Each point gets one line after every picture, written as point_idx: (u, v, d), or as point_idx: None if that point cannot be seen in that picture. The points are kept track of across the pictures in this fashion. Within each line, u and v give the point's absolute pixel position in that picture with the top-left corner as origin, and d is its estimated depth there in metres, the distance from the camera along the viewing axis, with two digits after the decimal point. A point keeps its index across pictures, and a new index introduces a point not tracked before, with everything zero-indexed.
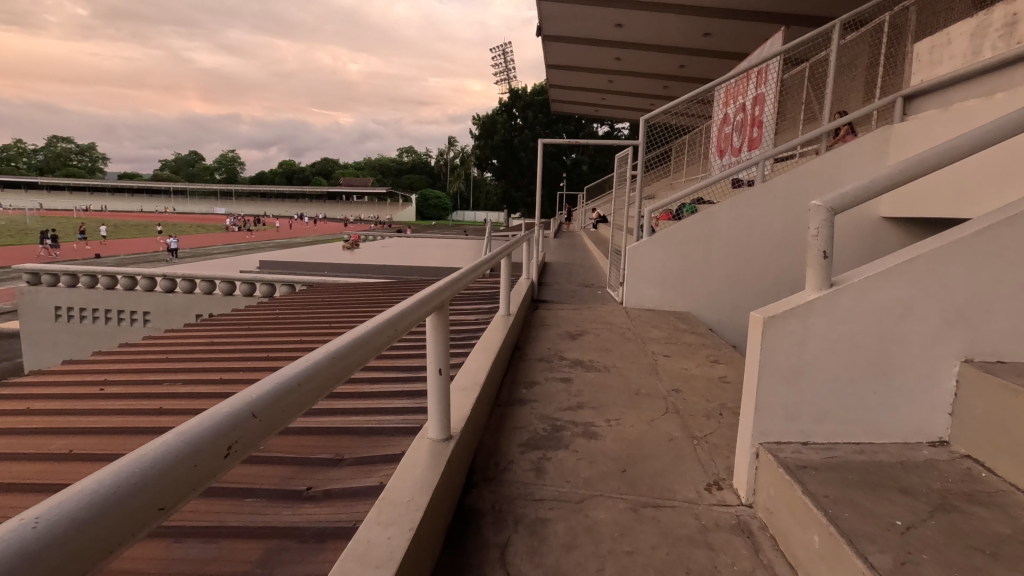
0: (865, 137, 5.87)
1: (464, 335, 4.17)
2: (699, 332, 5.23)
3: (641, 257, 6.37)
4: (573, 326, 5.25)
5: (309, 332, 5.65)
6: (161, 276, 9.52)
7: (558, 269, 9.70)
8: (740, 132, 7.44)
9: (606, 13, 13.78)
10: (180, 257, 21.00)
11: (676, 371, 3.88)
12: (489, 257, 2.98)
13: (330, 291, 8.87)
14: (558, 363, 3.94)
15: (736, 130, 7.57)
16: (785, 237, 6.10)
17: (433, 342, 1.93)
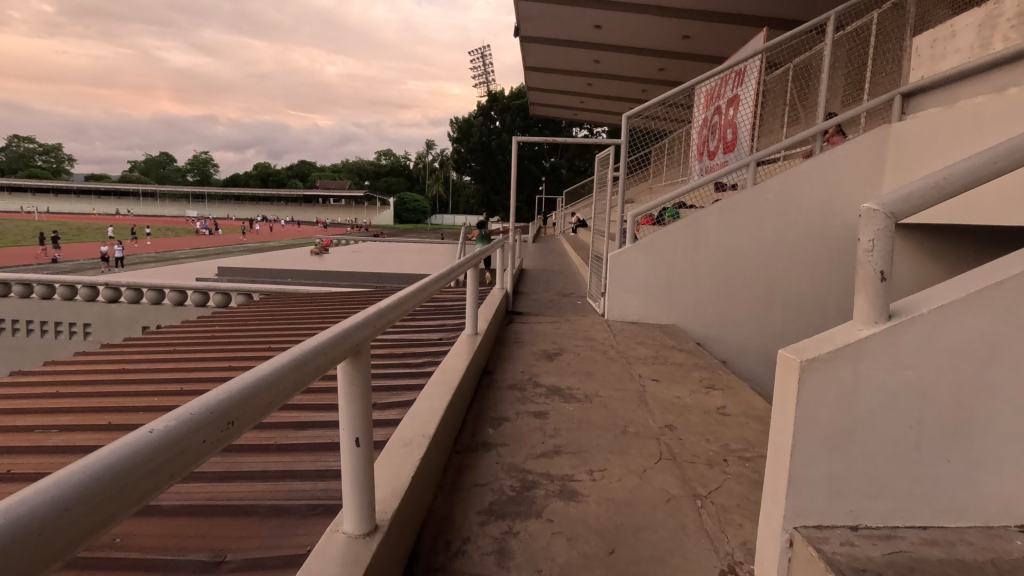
0: (864, 137, 5.45)
1: (423, 360, 3.60)
2: (689, 349, 4.74)
3: (623, 266, 5.88)
4: (550, 343, 4.71)
5: (256, 355, 5.02)
6: (104, 285, 8.72)
7: (537, 276, 9.18)
8: (716, 134, 7.00)
9: (584, 15, 13.42)
10: (138, 263, 19.98)
11: (666, 399, 3.38)
12: (443, 272, 2.42)
13: (288, 302, 8.17)
14: (532, 392, 3.40)
15: (711, 133, 7.14)
16: (778, 244, 5.65)
17: (347, 402, 1.37)
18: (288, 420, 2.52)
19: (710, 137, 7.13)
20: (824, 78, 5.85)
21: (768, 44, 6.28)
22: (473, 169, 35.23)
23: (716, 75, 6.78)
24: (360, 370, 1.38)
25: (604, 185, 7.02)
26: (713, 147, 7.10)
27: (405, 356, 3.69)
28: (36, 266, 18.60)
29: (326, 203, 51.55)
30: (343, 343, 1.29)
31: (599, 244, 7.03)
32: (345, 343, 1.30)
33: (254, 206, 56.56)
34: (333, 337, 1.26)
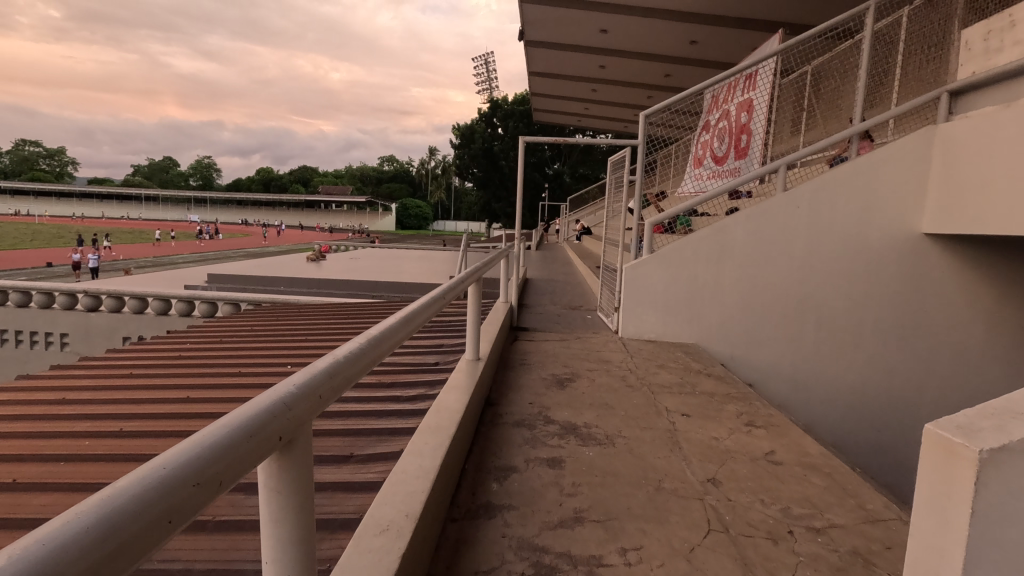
0: (906, 139, 4.94)
1: (414, 390, 3.10)
2: (718, 374, 4.20)
3: (639, 279, 5.37)
4: (561, 367, 4.18)
5: (232, 380, 4.53)
6: (83, 293, 8.21)
7: (541, 286, 8.65)
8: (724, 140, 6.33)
9: (591, 20, 13.00)
10: (129, 269, 19.49)
11: (704, 443, 2.84)
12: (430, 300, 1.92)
13: (277, 313, 7.68)
14: (542, 432, 2.89)
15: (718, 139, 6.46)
16: (811, 256, 5.14)
17: (270, 523, 0.84)
18: (240, 484, 2.04)
19: (715, 143, 6.45)
20: (863, 73, 5.36)
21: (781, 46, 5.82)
22: (476, 176, 34.78)
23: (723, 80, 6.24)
24: (294, 472, 0.86)
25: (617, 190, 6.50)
26: (720, 153, 6.35)
27: (392, 384, 3.19)
28: (28, 271, 18.15)
29: (327, 208, 51.07)
30: (263, 436, 0.76)
31: (611, 254, 6.52)
32: (267, 436, 0.77)
33: (254, 211, 56.27)
34: (243, 429, 0.73)
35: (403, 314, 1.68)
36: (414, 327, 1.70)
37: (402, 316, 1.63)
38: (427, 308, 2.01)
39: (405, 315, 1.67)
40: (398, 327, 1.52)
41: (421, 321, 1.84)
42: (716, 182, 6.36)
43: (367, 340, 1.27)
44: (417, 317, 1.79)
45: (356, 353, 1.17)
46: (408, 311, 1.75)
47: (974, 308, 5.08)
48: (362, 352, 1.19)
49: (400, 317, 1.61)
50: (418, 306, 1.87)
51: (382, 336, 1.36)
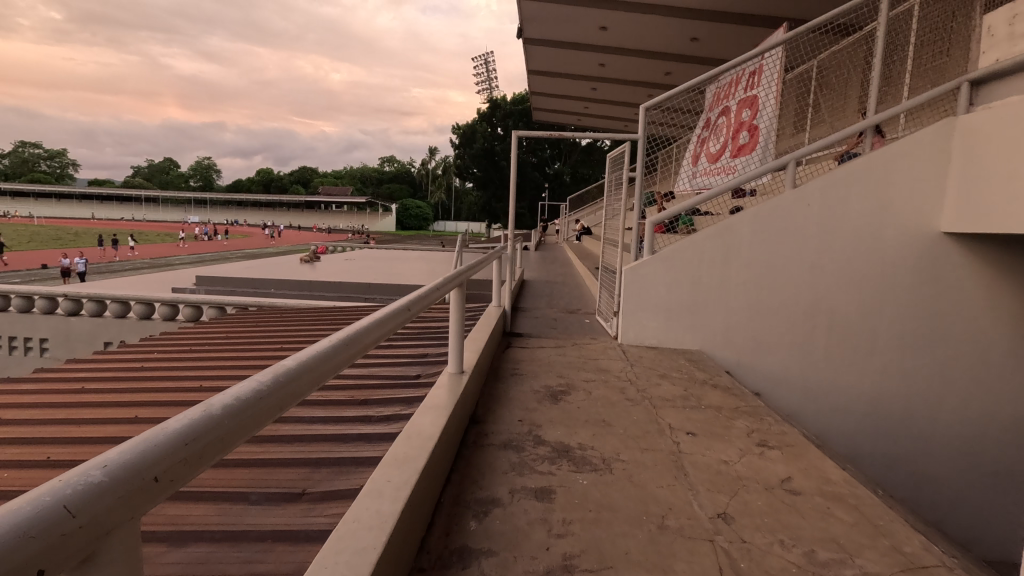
0: (923, 132, 4.63)
1: (390, 407, 2.80)
2: (724, 385, 3.89)
3: (640, 281, 5.07)
4: (555, 377, 3.87)
5: (202, 388, 4.22)
6: (62, 297, 7.91)
7: (538, 289, 8.34)
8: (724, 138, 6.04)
9: (589, 17, 12.71)
10: (124, 271, 19.31)
11: (712, 468, 2.54)
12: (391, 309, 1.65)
13: (264, 317, 7.39)
14: (530, 458, 2.58)
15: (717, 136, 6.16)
16: (822, 257, 4.84)
17: None
18: (166, 529, 1.73)
19: (713, 141, 6.17)
20: (877, 63, 5.07)
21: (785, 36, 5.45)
22: (475, 176, 34.50)
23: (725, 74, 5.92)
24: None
25: (616, 188, 6.20)
26: (715, 149, 6.11)
27: (365, 399, 2.87)
28: (22, 274, 17.94)
29: (326, 208, 50.78)
30: (29, 555, 0.46)
31: (610, 255, 6.21)
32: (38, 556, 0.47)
33: (254, 212, 56.19)
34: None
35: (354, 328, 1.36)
36: (367, 346, 1.39)
37: (349, 332, 1.31)
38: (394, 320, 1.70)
39: (354, 330, 1.35)
40: (340, 349, 1.21)
41: (381, 336, 1.52)
42: (717, 180, 6.02)
43: (281, 373, 0.96)
44: (375, 333, 1.47)
45: (255, 394, 0.86)
46: (360, 324, 1.43)
47: (996, 312, 4.76)
48: (266, 392, 0.88)
49: (347, 332, 1.29)
50: (379, 318, 1.56)
51: (308, 365, 1.05)
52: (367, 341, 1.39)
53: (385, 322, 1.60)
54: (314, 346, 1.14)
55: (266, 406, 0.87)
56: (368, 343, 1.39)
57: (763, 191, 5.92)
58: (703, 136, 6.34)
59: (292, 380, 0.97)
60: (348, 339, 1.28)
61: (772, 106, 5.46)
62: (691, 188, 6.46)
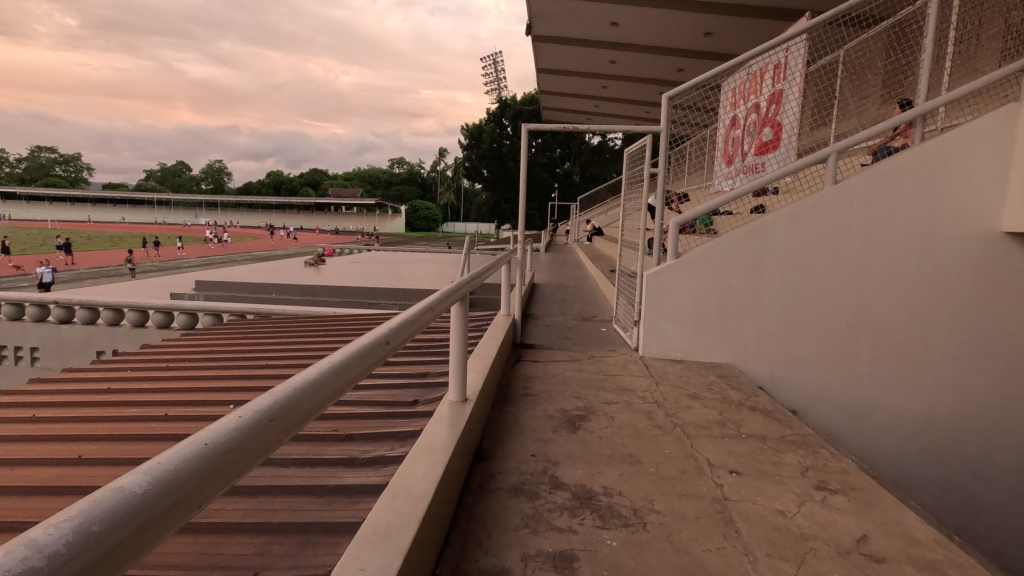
0: (983, 119, 4.14)
1: (376, 443, 2.38)
2: (763, 407, 3.43)
3: (662, 288, 4.62)
4: (572, 399, 3.43)
5: (177, 409, 3.82)
6: (54, 303, 7.61)
7: (549, 293, 7.92)
8: (752, 135, 5.58)
9: (599, 12, 12.27)
10: (132, 275, 19.23)
11: (766, 521, 2.09)
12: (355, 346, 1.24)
13: (260, 325, 7.03)
14: (548, 509, 2.14)
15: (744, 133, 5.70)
16: (866, 260, 4.36)
17: None
18: None
19: (744, 138, 5.70)
20: (927, 46, 4.60)
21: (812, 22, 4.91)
22: (484, 177, 34.12)
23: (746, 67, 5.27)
24: None
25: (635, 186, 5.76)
26: (746, 148, 5.67)
27: (349, 433, 2.45)
28: (31, 279, 17.97)
29: (335, 210, 50.65)
30: None
31: (628, 257, 5.76)
32: None
33: (264, 214, 56.29)
34: None
35: (279, 392, 0.92)
36: (305, 416, 0.96)
37: (274, 398, 0.89)
38: (365, 363, 1.25)
39: (286, 393, 0.93)
40: (251, 432, 0.79)
41: (335, 391, 1.09)
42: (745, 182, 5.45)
43: (149, 487, 0.60)
44: (322, 391, 1.03)
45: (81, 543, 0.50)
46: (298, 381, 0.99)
47: None
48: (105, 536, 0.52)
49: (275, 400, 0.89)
50: (332, 364, 1.11)
51: (199, 465, 0.67)
52: (305, 408, 0.95)
53: (346, 367, 1.15)
54: (206, 430, 0.74)
55: (111, 557, 0.53)
56: (306, 411, 0.95)
57: (788, 191, 5.39)
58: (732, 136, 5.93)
59: (161, 500, 0.60)
60: (267, 411, 0.85)
61: (795, 101, 5.05)
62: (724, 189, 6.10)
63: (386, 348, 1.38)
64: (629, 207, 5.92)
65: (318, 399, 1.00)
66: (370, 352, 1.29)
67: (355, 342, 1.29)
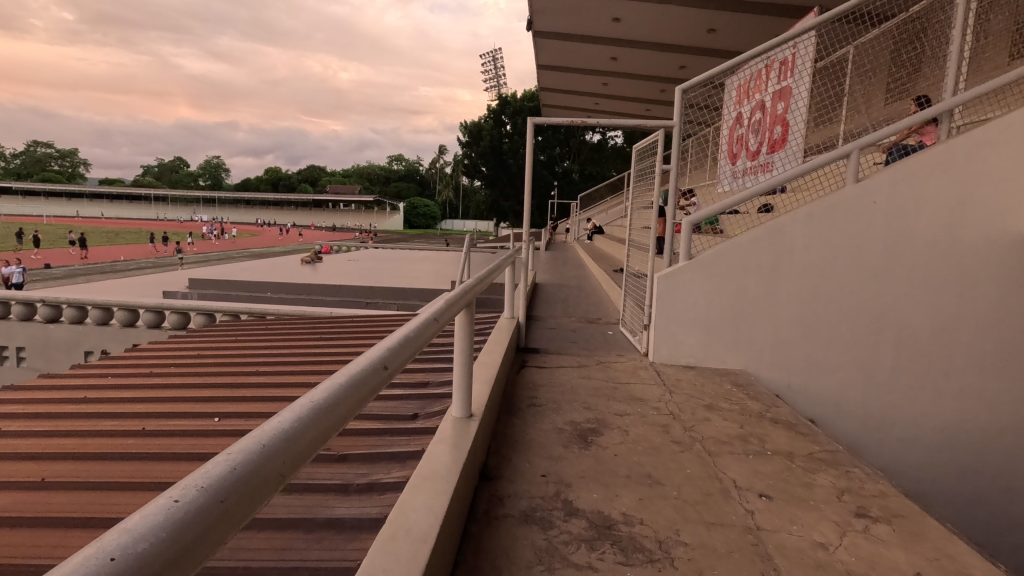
0: (1015, 114, 3.92)
1: (373, 464, 2.17)
2: (786, 420, 3.22)
3: (674, 291, 4.41)
4: (581, 411, 3.21)
5: (160, 421, 3.58)
6: (41, 302, 7.37)
7: (551, 294, 7.71)
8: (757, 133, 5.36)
9: (601, 8, 12.00)
10: (127, 271, 19.00)
11: (806, 556, 1.88)
12: (347, 375, 1.00)
13: (253, 326, 6.80)
14: (563, 540, 1.93)
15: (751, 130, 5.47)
16: (889, 262, 4.15)
17: None
18: None
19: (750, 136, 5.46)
20: (956, 36, 4.38)
21: (823, 16, 4.69)
22: (483, 174, 33.86)
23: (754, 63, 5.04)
24: None
25: (643, 183, 5.53)
26: (753, 146, 5.37)
27: (342, 453, 2.23)
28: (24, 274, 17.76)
29: (333, 207, 50.34)
30: None
31: (636, 258, 5.53)
32: None
33: (261, 210, 55.98)
34: None
35: (241, 451, 0.69)
36: (276, 481, 0.73)
37: (234, 460, 0.67)
38: (360, 395, 1.01)
39: (254, 451, 0.70)
40: (194, 521, 0.56)
41: (322, 438, 0.85)
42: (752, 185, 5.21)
43: None
44: (304, 443, 0.80)
45: None
46: (268, 432, 0.76)
47: None
48: None
49: (235, 465, 0.66)
50: (316, 403, 0.87)
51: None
52: (278, 469, 0.73)
53: (336, 405, 0.91)
54: (120, 529, 0.51)
55: None
56: (279, 473, 0.72)
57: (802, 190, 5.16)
58: (738, 133, 5.68)
59: None
60: (219, 488, 0.61)
61: (804, 98, 4.79)
62: (733, 188, 5.76)
63: (384, 373, 1.15)
64: (636, 206, 5.70)
65: (296, 457, 0.77)
66: (366, 382, 1.05)
67: (346, 369, 1.05)
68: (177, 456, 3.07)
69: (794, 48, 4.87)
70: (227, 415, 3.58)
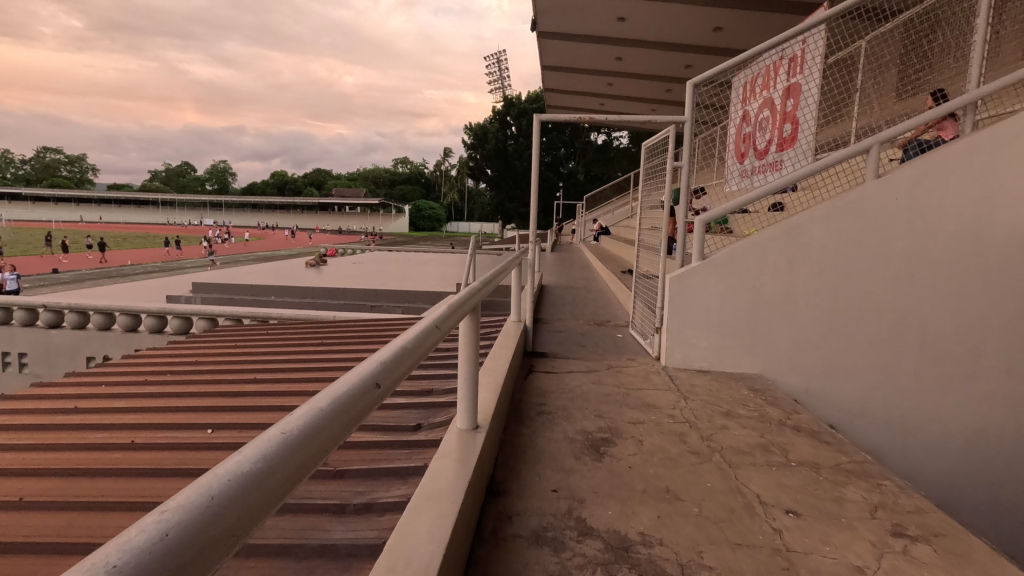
0: None
1: (373, 480, 2.03)
2: (808, 428, 3.06)
3: (687, 292, 4.25)
4: (592, 419, 3.06)
5: (155, 424, 3.46)
6: (42, 307, 7.30)
7: (558, 296, 7.56)
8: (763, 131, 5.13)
9: (606, 7, 11.85)
10: (134, 276, 19.02)
11: None
12: (325, 404, 0.86)
13: (255, 330, 6.69)
14: (578, 565, 1.78)
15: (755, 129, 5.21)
16: (912, 261, 3.97)
17: None
18: None
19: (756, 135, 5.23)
20: (981, 24, 4.20)
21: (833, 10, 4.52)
22: (489, 176, 33.76)
23: (762, 60, 4.87)
24: None
25: (652, 181, 5.37)
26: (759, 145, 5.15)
27: (339, 469, 2.09)
28: (31, 279, 17.81)
29: (338, 210, 50.43)
30: None
31: (646, 259, 5.36)
32: None
33: (267, 214, 56.16)
34: None
35: (177, 511, 0.57)
36: (222, 544, 0.61)
37: (169, 522, 0.55)
38: (338, 427, 0.88)
39: (192, 509, 0.58)
40: None
41: (283, 485, 0.73)
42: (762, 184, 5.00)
43: None
44: (261, 492, 0.68)
45: None
46: (214, 481, 0.64)
47: None
48: None
49: (166, 530, 0.54)
50: (281, 442, 0.75)
51: None
52: (223, 530, 0.61)
53: (300, 445, 0.78)
54: None
55: None
56: (224, 536, 0.61)
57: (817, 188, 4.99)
58: (742, 132, 5.45)
59: None
60: (139, 567, 0.49)
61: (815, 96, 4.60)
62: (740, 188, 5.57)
63: (376, 393, 1.00)
64: (645, 206, 5.53)
65: (246, 512, 0.65)
66: (347, 409, 0.92)
67: (324, 395, 0.91)
68: (171, 461, 2.94)
69: (803, 43, 4.70)
70: (225, 418, 3.45)
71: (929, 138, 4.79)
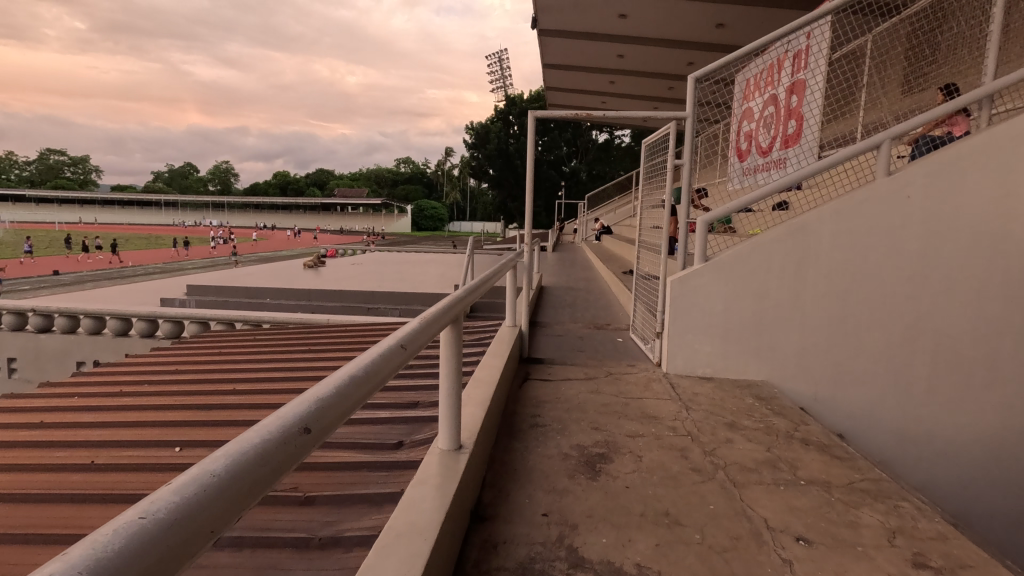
0: None
1: (344, 507, 1.88)
2: (818, 441, 2.88)
3: (689, 295, 4.07)
4: (589, 433, 2.89)
5: (130, 432, 3.33)
6: (32, 312, 7.18)
7: (557, 297, 7.40)
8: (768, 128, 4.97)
9: (606, 4, 11.66)
10: (134, 277, 18.99)
11: None
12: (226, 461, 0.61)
13: (248, 334, 6.54)
14: None
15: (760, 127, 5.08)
16: (926, 262, 3.79)
17: None
18: None
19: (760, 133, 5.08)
20: (997, 14, 4.00)
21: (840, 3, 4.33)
22: (490, 176, 33.59)
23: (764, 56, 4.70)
24: None
25: (653, 180, 5.20)
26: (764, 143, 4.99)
27: (309, 494, 1.95)
28: (30, 281, 17.76)
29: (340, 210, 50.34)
30: None
31: (647, 259, 5.19)
32: None
33: (269, 215, 56.16)
34: None
35: None
36: None
37: None
38: (240, 493, 0.63)
39: None
40: None
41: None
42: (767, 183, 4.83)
43: None
44: None
45: None
46: None
47: None
48: None
49: None
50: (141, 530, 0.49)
51: None
52: None
53: (170, 534, 0.52)
54: None
55: None
56: None
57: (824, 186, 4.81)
58: (745, 128, 5.32)
59: None
60: None
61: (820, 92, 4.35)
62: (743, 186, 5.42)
63: (303, 440, 0.76)
64: (645, 205, 5.36)
65: None
66: (263, 463, 0.68)
67: (227, 449, 0.66)
68: (142, 471, 2.81)
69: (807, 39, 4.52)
70: (203, 427, 3.32)
71: (940, 133, 4.60)
